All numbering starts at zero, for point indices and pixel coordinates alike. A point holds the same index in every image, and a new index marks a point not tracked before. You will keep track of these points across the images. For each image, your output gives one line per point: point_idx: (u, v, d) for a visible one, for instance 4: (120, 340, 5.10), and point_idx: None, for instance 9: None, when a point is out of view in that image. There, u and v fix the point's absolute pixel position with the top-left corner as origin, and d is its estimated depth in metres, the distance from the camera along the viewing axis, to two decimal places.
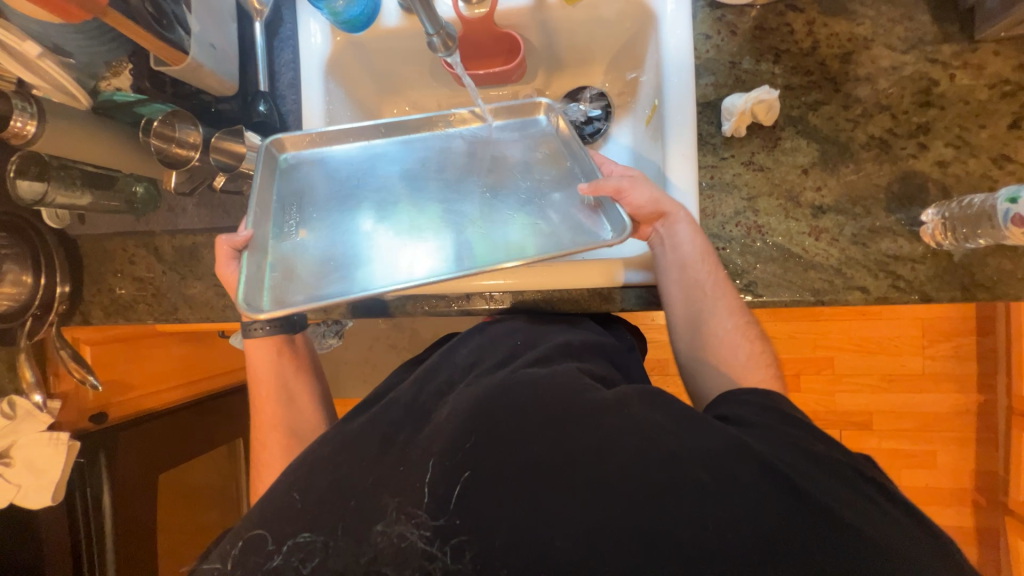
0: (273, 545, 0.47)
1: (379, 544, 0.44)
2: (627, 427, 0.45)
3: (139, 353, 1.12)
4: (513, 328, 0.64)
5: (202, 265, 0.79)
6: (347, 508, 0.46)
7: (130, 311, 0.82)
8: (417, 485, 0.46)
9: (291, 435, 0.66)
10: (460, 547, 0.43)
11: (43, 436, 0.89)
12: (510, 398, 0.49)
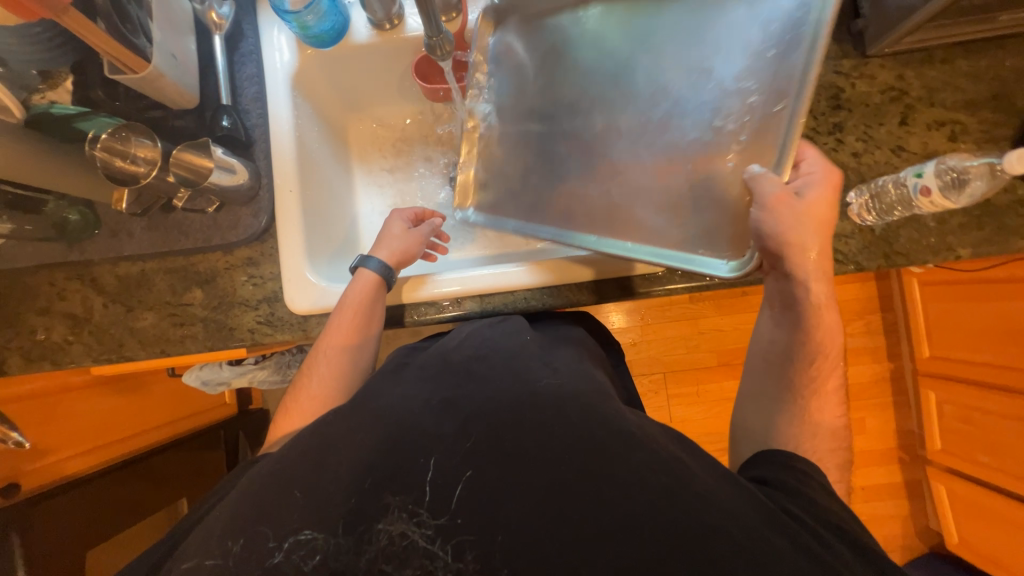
0: (273, 543, 0.41)
1: (379, 543, 0.40)
2: (634, 440, 0.45)
3: (63, 411, 0.97)
4: (518, 325, 0.64)
5: (152, 293, 0.71)
6: (347, 506, 0.42)
7: (61, 353, 0.71)
8: (418, 483, 0.42)
9: (349, 370, 0.64)
10: (461, 547, 0.40)
11: None
12: (533, 408, 0.47)
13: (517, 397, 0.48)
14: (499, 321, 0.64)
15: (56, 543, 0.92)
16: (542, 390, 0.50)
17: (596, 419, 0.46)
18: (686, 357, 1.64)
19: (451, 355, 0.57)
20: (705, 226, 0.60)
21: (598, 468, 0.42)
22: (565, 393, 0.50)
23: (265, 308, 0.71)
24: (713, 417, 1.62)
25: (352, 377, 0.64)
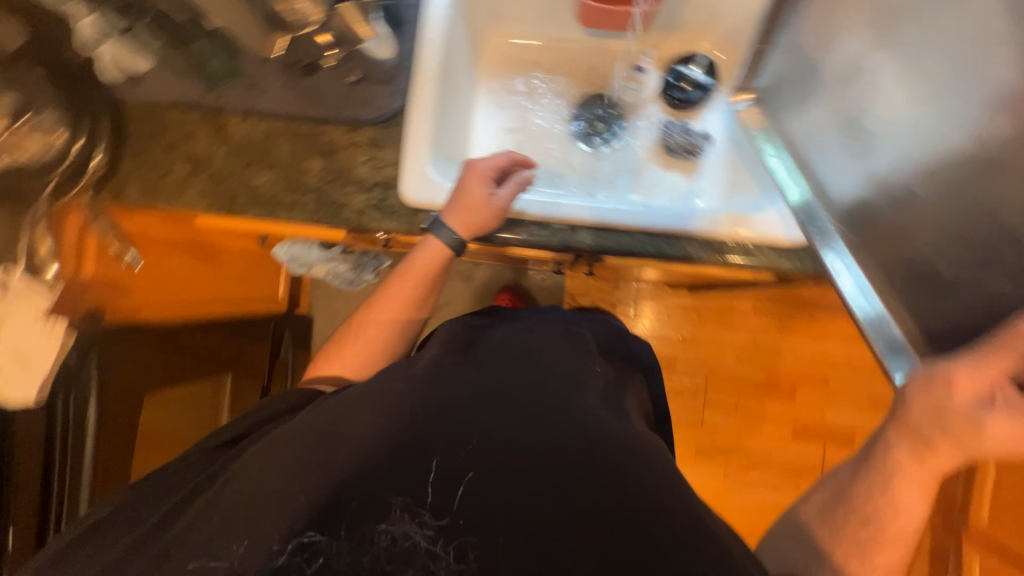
0: (278, 544, 0.47)
1: (381, 543, 0.47)
2: (641, 471, 0.50)
3: (155, 255, 1.02)
4: (557, 334, 0.67)
5: (274, 155, 0.71)
6: (349, 509, 0.48)
7: (177, 191, 0.73)
8: (419, 484, 0.49)
9: (391, 333, 0.71)
10: (462, 548, 0.47)
11: (38, 319, 0.76)
12: (548, 428, 0.53)
13: (521, 416, 0.54)
14: (569, 333, 0.68)
15: (122, 383, 0.95)
16: (546, 405, 0.55)
17: (600, 449, 0.51)
18: (730, 368, 1.59)
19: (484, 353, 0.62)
20: (934, 279, 0.49)
21: (596, 497, 0.49)
22: (571, 402, 0.56)
23: (378, 193, 0.70)
24: (748, 435, 1.57)
25: (395, 338, 0.71)
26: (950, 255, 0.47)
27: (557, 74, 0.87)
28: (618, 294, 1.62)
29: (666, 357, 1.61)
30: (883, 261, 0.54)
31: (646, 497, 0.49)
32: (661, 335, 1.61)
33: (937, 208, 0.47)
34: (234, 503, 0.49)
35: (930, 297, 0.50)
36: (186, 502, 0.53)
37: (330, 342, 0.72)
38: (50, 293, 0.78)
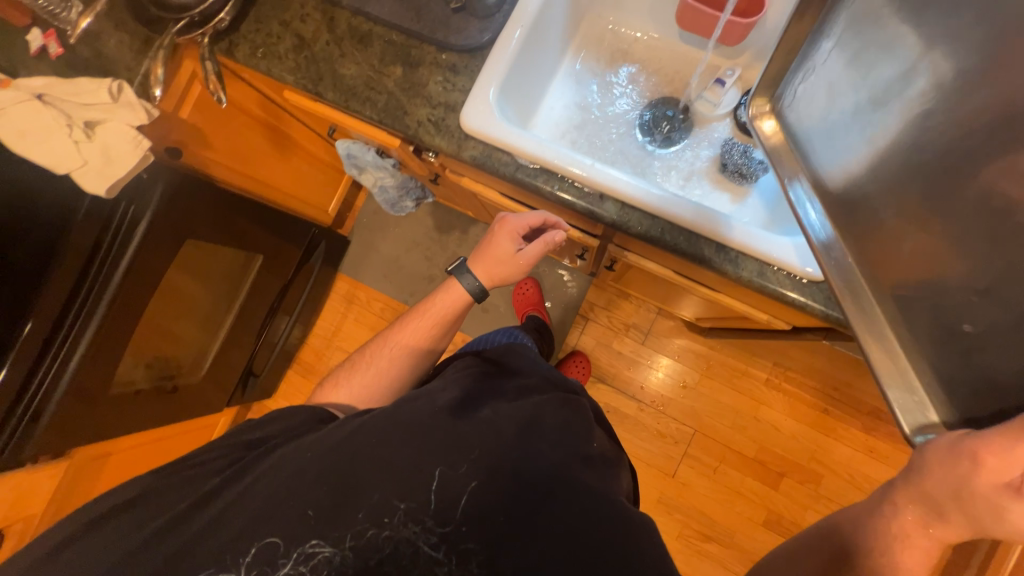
0: (284, 556, 0.65)
1: (386, 546, 0.66)
2: (602, 518, 0.70)
3: (236, 124, 1.14)
4: (566, 407, 0.82)
5: (366, 53, 0.79)
6: (356, 518, 0.67)
7: (277, 61, 0.82)
8: (424, 498, 0.68)
9: (404, 364, 0.91)
10: (465, 553, 0.66)
11: (130, 131, 0.86)
12: (532, 483, 0.70)
13: (521, 463, 0.71)
14: (566, 402, 0.82)
15: (171, 229, 1.02)
16: (532, 460, 0.72)
17: (569, 498, 0.70)
18: (725, 432, 1.52)
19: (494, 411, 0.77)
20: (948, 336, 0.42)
21: (571, 535, 0.68)
22: (550, 450, 0.74)
23: (440, 112, 0.75)
24: (719, 502, 1.49)
25: (403, 369, 0.92)
26: (980, 315, 0.39)
27: (643, 71, 0.91)
28: (635, 318, 1.61)
29: (663, 397, 1.57)
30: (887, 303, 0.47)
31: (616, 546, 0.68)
32: (665, 374, 1.57)
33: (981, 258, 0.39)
34: (264, 489, 0.69)
35: (954, 360, 0.42)
36: (243, 470, 0.72)
37: (349, 367, 0.91)
38: (148, 115, 0.88)
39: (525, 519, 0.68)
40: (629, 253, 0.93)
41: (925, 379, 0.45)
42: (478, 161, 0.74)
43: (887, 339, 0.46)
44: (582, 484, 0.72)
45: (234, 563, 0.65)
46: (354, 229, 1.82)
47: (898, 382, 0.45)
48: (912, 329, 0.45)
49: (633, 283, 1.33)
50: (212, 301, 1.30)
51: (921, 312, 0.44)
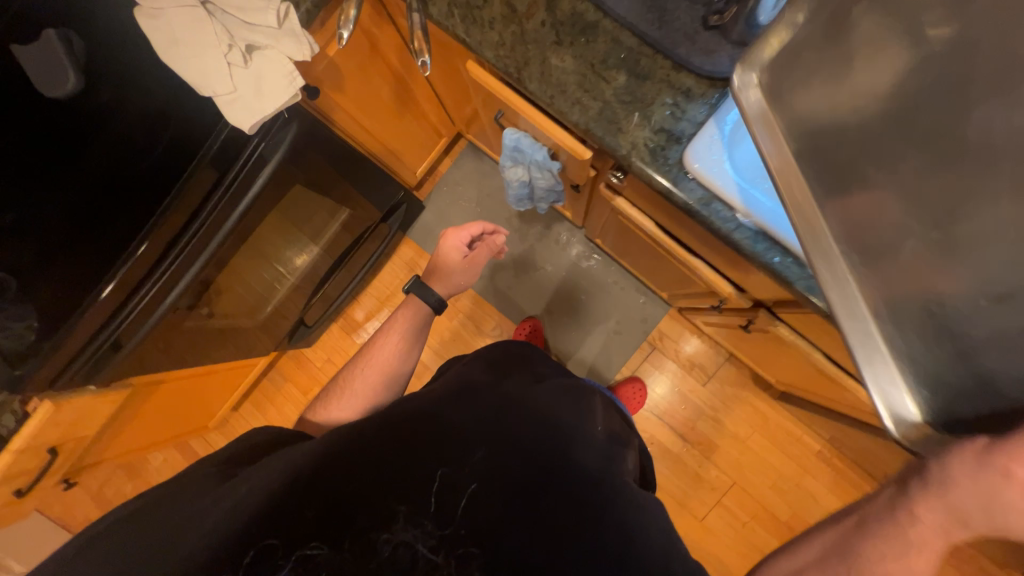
0: (284, 556, 0.56)
1: (383, 551, 0.56)
2: (617, 502, 0.64)
3: (371, 71, 1.03)
4: (564, 387, 0.79)
5: (588, 48, 0.69)
6: (357, 518, 0.58)
7: (479, 29, 0.71)
8: (426, 493, 0.59)
9: (381, 379, 0.87)
10: (467, 555, 0.57)
11: (287, 65, 0.75)
12: (536, 466, 0.64)
13: (524, 458, 0.64)
14: (571, 386, 0.80)
15: (287, 177, 0.95)
16: (537, 441, 0.66)
17: (575, 482, 0.64)
18: (761, 488, 1.52)
19: (486, 391, 0.71)
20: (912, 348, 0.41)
21: (588, 516, 0.61)
22: (544, 433, 0.68)
23: (661, 139, 0.67)
24: (740, 556, 1.51)
25: (382, 387, 0.87)
26: (984, 316, 0.36)
27: None
28: (703, 357, 1.59)
29: (709, 440, 1.56)
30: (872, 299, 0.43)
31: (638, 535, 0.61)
32: (716, 419, 1.56)
33: (1000, 248, 0.34)
34: (245, 499, 0.58)
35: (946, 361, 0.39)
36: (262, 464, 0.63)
37: (320, 398, 0.87)
38: (310, 50, 0.77)
39: (529, 526, 0.60)
40: (780, 327, 0.86)
41: (905, 374, 0.42)
42: (692, 208, 0.66)
43: (874, 338, 0.43)
44: (575, 465, 0.66)
45: (234, 563, 0.55)
46: (431, 194, 1.72)
47: (885, 381, 0.42)
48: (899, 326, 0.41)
49: (727, 330, 1.29)
50: (290, 249, 1.19)
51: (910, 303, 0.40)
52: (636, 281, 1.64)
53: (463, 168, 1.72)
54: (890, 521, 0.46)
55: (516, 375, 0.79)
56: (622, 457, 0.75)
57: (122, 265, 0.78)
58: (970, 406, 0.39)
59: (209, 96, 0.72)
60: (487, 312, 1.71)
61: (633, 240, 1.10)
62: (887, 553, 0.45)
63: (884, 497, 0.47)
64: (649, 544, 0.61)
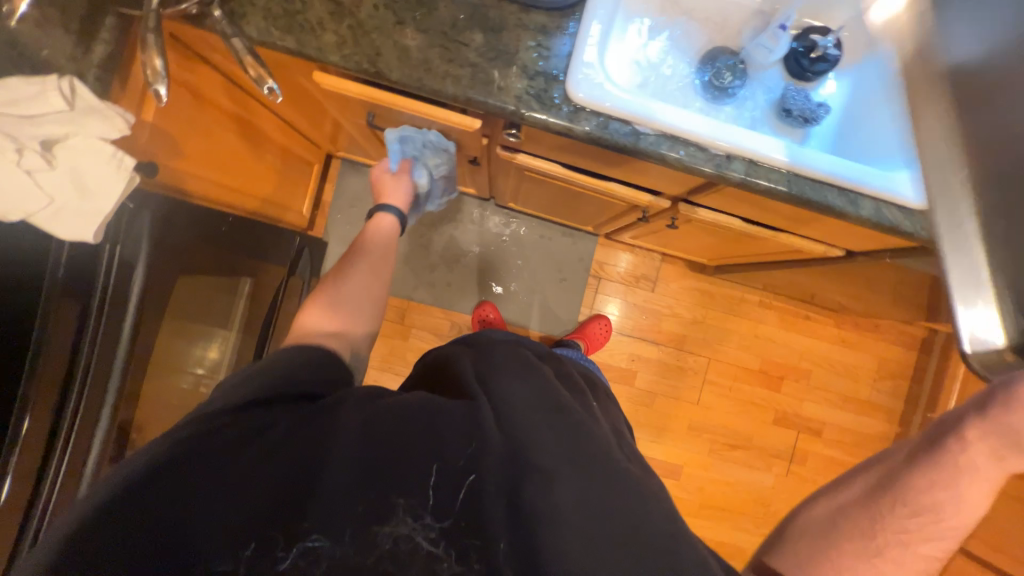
0: (281, 551, 0.49)
1: (381, 544, 0.50)
2: (634, 487, 0.55)
3: (203, 121, 0.90)
4: (555, 369, 0.74)
5: (433, 19, 0.67)
6: (356, 513, 0.50)
7: (310, 33, 0.65)
8: (422, 488, 0.52)
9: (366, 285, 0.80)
10: (466, 551, 0.50)
11: (106, 148, 0.64)
12: (548, 448, 0.55)
13: (523, 438, 0.56)
14: (551, 358, 0.77)
15: (166, 273, 0.82)
16: (546, 421, 0.58)
17: (593, 465, 0.55)
18: (733, 353, 1.71)
19: (478, 371, 0.65)
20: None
21: (607, 503, 0.53)
22: (540, 422, 0.57)
23: (540, 82, 0.67)
24: (738, 414, 1.70)
25: (362, 306, 0.79)
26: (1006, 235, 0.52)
27: (691, 20, 0.86)
28: (643, 267, 1.70)
29: (676, 334, 1.70)
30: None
31: (658, 517, 0.53)
32: (674, 314, 1.70)
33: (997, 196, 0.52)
34: (239, 482, 0.51)
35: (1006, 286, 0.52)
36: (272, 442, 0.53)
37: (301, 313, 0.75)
38: (127, 122, 0.66)
39: (524, 522, 0.52)
40: (700, 211, 0.93)
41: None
42: (594, 136, 0.68)
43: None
44: (584, 457, 0.56)
45: (233, 558, 0.48)
46: (328, 227, 1.59)
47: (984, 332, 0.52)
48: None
49: (654, 235, 1.38)
50: (209, 351, 1.03)
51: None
52: (560, 227, 1.68)
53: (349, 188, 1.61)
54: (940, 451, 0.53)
55: (506, 357, 0.67)
56: (628, 445, 0.69)
57: (13, 455, 0.61)
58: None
59: (19, 218, 0.58)
60: (439, 316, 1.66)
61: (546, 190, 1.11)
62: (935, 479, 0.52)
63: (930, 435, 0.55)
64: (657, 525, 0.52)
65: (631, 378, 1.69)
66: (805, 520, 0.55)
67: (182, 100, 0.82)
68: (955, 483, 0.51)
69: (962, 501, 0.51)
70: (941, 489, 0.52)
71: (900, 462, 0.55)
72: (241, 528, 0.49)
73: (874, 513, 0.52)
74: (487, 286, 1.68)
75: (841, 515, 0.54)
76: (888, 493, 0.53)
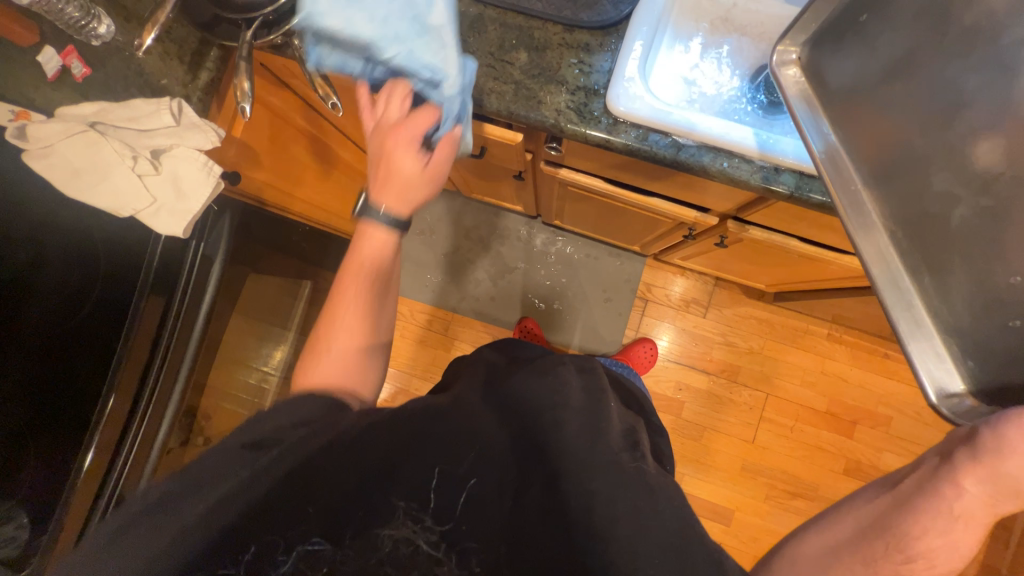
0: (284, 553, 0.51)
1: (383, 547, 0.53)
2: (649, 493, 0.57)
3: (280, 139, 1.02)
4: (579, 365, 0.73)
5: (481, 40, 0.71)
6: (355, 514, 0.54)
7: None
8: (424, 493, 0.56)
9: (374, 321, 0.67)
10: (468, 553, 0.55)
11: (200, 158, 0.74)
12: (566, 461, 0.58)
13: (533, 445, 0.61)
14: (586, 361, 0.74)
15: (239, 271, 0.92)
16: (559, 430, 0.60)
17: (609, 472, 0.57)
18: (794, 389, 1.57)
19: (495, 381, 0.70)
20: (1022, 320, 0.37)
21: (618, 501, 0.55)
22: (545, 426, 0.61)
23: (580, 97, 0.69)
24: (799, 459, 1.54)
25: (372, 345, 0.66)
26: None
27: (744, 36, 0.84)
28: (694, 291, 1.63)
29: (730, 365, 1.59)
30: (917, 272, 0.44)
31: (670, 529, 0.54)
32: (728, 343, 1.60)
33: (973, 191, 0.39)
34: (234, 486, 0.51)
35: (945, 303, 0.42)
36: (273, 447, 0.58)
37: (306, 357, 0.64)
38: (217, 133, 0.76)
39: (517, 522, 0.57)
40: (752, 229, 0.89)
41: (952, 346, 0.42)
42: (632, 147, 0.69)
43: (921, 316, 0.43)
44: (592, 460, 0.58)
45: (232, 563, 0.49)
46: None
47: (928, 352, 0.42)
48: (948, 297, 0.42)
49: (704, 257, 1.33)
50: (275, 352, 1.18)
51: (959, 273, 0.41)
52: (606, 247, 1.67)
53: None
54: (927, 488, 0.47)
55: (526, 368, 0.71)
56: (643, 447, 0.65)
57: (94, 432, 0.73)
58: (1016, 373, 0.39)
59: (127, 214, 0.69)
60: (482, 330, 1.69)
61: (589, 207, 1.12)
62: (926, 526, 0.45)
63: (927, 473, 0.48)
64: (665, 532, 0.54)
65: (678, 408, 1.60)
66: (791, 557, 0.52)
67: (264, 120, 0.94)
68: (949, 529, 0.45)
69: (959, 549, 0.45)
70: (935, 537, 0.45)
71: (890, 496, 0.49)
72: (237, 536, 0.50)
73: (864, 556, 0.47)
74: (530, 303, 1.69)
75: (832, 554, 0.49)
76: (881, 536, 0.47)
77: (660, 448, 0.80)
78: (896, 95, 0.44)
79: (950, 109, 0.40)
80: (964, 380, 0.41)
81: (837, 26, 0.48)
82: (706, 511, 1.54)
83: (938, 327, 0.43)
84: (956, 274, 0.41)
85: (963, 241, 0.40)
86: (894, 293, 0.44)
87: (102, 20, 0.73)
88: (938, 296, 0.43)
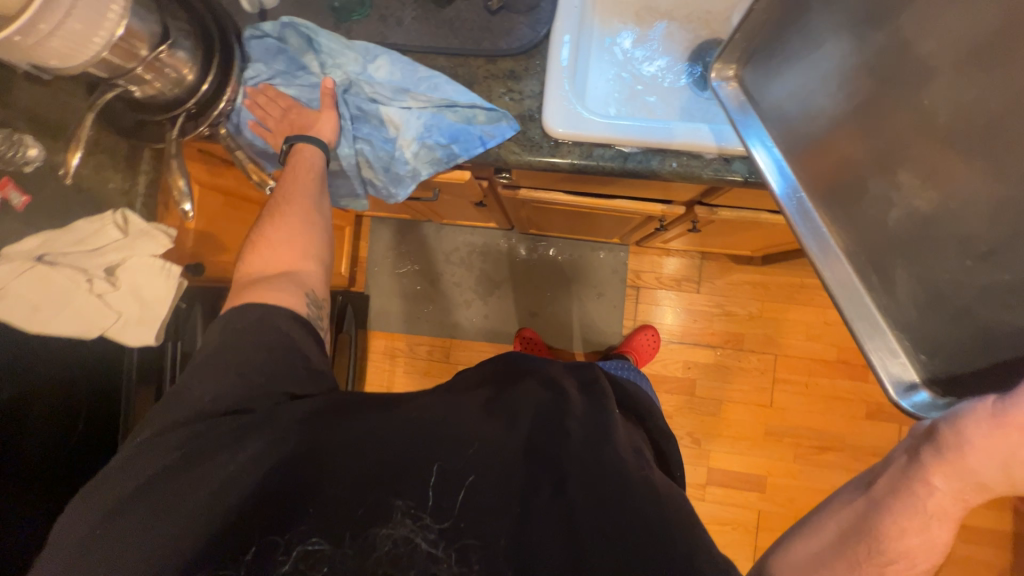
0: (282, 554, 0.51)
1: (383, 546, 0.52)
2: (651, 499, 0.56)
3: (237, 215, 1.01)
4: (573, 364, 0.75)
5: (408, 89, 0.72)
6: (355, 516, 0.53)
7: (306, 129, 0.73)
8: (423, 491, 0.55)
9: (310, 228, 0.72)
10: (466, 549, 0.53)
11: (158, 263, 0.74)
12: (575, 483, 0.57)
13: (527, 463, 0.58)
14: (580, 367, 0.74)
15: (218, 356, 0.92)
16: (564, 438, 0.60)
17: (614, 477, 0.57)
18: (802, 345, 1.56)
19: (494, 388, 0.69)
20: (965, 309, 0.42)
21: (627, 511, 0.55)
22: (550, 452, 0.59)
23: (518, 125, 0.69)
24: (819, 413, 1.54)
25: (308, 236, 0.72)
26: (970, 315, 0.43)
27: (672, 21, 0.83)
28: (684, 268, 1.62)
29: (733, 334, 1.59)
30: (864, 272, 0.48)
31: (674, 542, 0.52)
32: (726, 313, 1.59)
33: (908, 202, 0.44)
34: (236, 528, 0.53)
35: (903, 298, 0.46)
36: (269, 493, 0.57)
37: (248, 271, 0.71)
38: (169, 236, 0.76)
39: (526, 543, 0.53)
40: (721, 211, 0.87)
41: (903, 340, 0.47)
42: (579, 165, 0.68)
43: (871, 312, 0.48)
44: (596, 482, 0.57)
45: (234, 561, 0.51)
46: (369, 280, 1.72)
47: (883, 350, 0.47)
48: (893, 292, 0.46)
49: (685, 237, 1.31)
50: None
51: (901, 273, 0.45)
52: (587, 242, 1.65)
53: (382, 242, 1.72)
54: (906, 491, 0.46)
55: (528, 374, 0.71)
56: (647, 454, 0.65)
57: None
58: (984, 357, 0.41)
59: (97, 333, 0.70)
60: (483, 350, 1.69)
61: (557, 216, 1.11)
62: (904, 527, 0.46)
63: (896, 472, 0.48)
64: (670, 545, 0.52)
65: (690, 387, 1.59)
66: (780, 566, 0.52)
67: (214, 202, 0.93)
68: (926, 528, 0.45)
69: (935, 544, 0.46)
70: (914, 535, 0.46)
71: (863, 498, 0.50)
72: (243, 533, 0.52)
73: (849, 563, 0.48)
74: (524, 314, 1.69)
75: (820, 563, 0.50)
76: (862, 541, 0.48)
77: (672, 450, 0.79)
78: (821, 110, 0.49)
79: (872, 122, 0.45)
80: (920, 372, 0.46)
81: (763, 48, 0.53)
82: (739, 481, 1.54)
83: (888, 323, 0.47)
84: (906, 275, 0.45)
85: (902, 242, 0.45)
86: (849, 304, 0.48)
87: (29, 143, 0.69)
88: (886, 294, 0.47)
